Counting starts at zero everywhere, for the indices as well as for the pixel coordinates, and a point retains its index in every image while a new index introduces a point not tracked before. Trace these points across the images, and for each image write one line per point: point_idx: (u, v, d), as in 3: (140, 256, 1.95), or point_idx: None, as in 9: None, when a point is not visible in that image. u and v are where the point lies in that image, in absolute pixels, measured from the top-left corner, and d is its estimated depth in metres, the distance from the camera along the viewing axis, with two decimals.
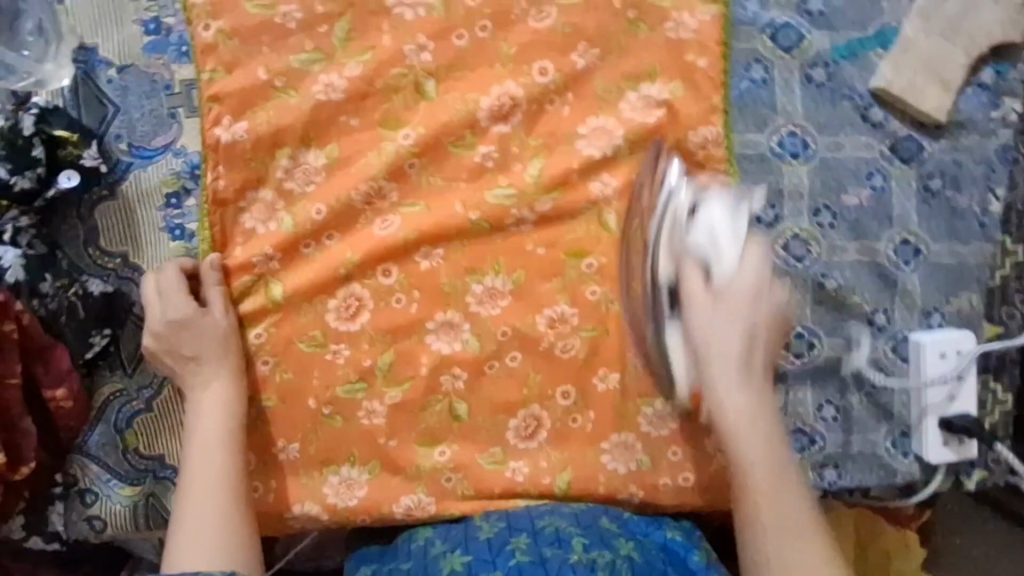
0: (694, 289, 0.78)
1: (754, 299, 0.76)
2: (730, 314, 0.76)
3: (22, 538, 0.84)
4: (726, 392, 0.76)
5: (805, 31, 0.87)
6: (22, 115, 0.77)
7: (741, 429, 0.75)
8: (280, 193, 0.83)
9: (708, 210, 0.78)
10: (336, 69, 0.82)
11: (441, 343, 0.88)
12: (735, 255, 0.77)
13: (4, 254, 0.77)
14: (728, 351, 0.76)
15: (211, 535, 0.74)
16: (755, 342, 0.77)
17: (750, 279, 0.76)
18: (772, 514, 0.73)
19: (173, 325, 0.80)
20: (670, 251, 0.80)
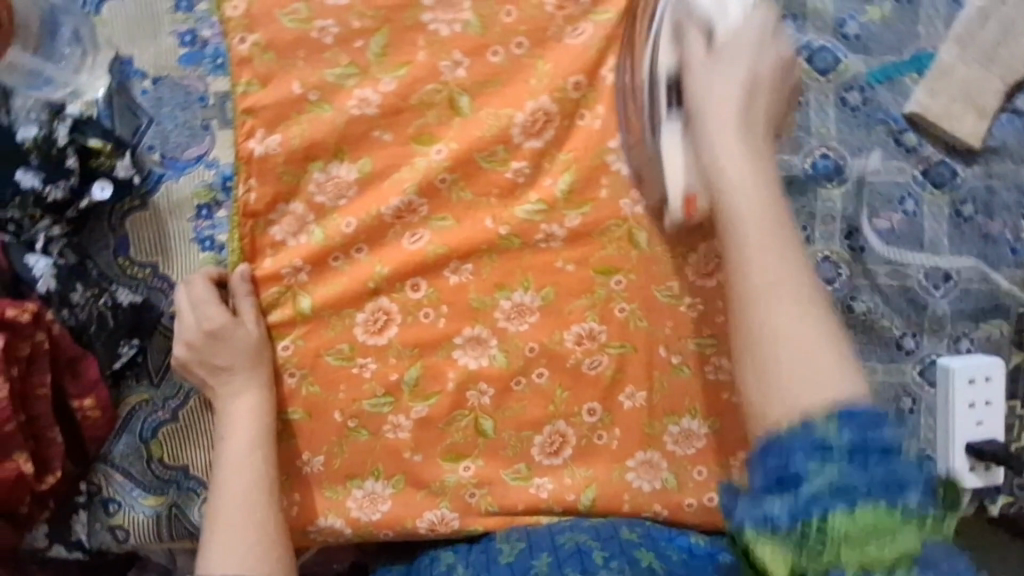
0: (694, 50, 0.74)
1: (757, 50, 0.71)
2: (730, 46, 0.72)
3: (45, 547, 0.83)
4: (724, 141, 0.68)
5: (842, 54, 0.86)
6: (56, 125, 0.76)
7: (739, 160, 0.67)
8: (311, 206, 0.83)
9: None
10: (370, 84, 0.81)
11: (468, 358, 0.88)
12: (738, 15, 0.73)
13: (36, 264, 0.76)
14: (727, 98, 0.70)
15: (246, 542, 0.75)
16: (756, 99, 0.71)
17: (754, 29, 0.72)
18: (769, 280, 0.63)
19: (206, 336, 0.80)
20: (671, 40, 0.77)
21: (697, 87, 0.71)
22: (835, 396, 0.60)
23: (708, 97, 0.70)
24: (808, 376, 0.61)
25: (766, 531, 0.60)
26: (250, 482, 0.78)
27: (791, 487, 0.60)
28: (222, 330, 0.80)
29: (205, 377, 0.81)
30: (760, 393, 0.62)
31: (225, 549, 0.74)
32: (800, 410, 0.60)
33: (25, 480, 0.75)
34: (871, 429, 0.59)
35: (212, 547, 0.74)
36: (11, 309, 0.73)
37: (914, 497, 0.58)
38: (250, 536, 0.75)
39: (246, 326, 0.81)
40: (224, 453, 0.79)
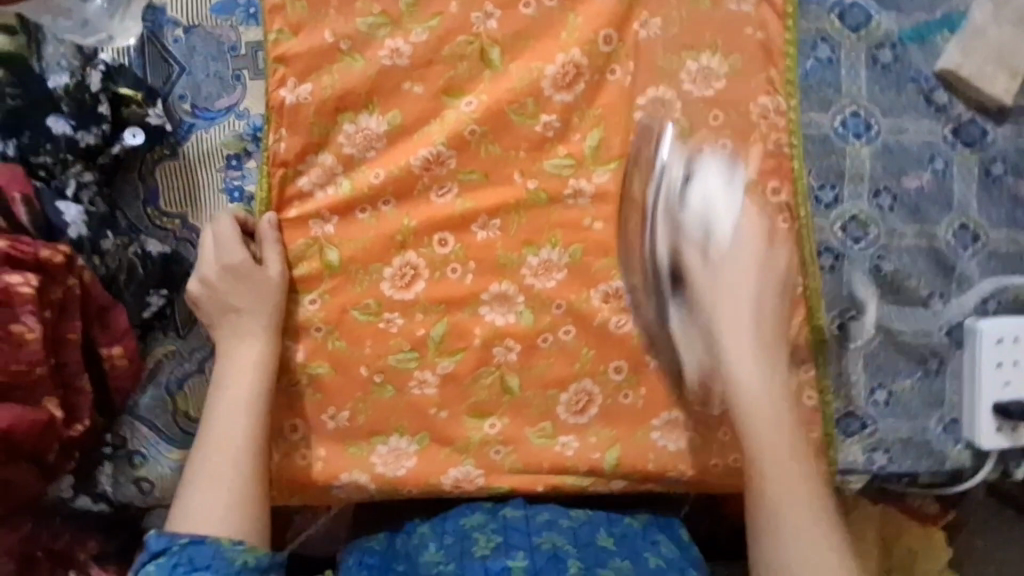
0: (693, 258, 0.73)
1: (761, 265, 0.72)
2: (731, 273, 0.71)
3: (70, 497, 0.82)
4: (751, 373, 0.70)
5: (874, 11, 0.86)
6: (89, 71, 0.77)
7: (750, 348, 0.70)
8: (340, 158, 0.83)
9: (704, 180, 0.74)
10: (402, 35, 0.81)
11: (495, 315, 0.88)
12: (731, 230, 0.73)
13: (67, 211, 0.75)
14: (739, 330, 0.71)
15: (222, 487, 0.74)
16: (767, 330, 0.71)
17: (754, 251, 0.72)
18: (794, 513, 0.69)
19: (224, 272, 0.80)
20: (666, 229, 0.75)
21: (707, 302, 0.72)
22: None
23: (722, 288, 0.71)
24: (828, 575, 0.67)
25: None
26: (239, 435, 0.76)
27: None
28: (243, 269, 0.79)
29: (215, 314, 0.80)
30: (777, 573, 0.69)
31: (202, 498, 0.73)
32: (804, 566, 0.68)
33: (55, 426, 0.74)
34: None
35: (190, 496, 0.74)
36: (45, 251, 0.72)
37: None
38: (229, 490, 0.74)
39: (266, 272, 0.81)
40: (219, 399, 0.78)
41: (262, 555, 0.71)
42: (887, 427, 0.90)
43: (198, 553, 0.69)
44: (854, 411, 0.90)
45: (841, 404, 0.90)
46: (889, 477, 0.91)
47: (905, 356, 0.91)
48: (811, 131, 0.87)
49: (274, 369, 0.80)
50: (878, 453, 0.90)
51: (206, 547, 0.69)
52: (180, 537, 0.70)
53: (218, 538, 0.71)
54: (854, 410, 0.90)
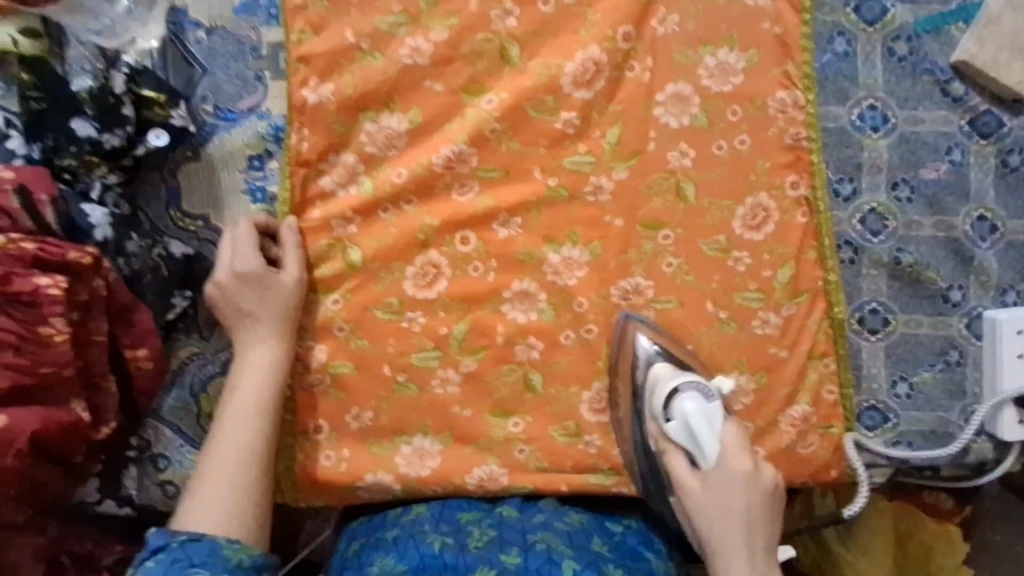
0: (683, 469, 0.79)
1: (749, 483, 0.76)
2: (723, 500, 0.76)
3: (96, 501, 0.82)
4: (733, 567, 0.74)
5: (889, 4, 0.87)
6: (112, 73, 0.77)
7: (740, 563, 0.74)
8: (361, 157, 0.83)
9: (683, 401, 0.80)
10: (421, 32, 0.82)
11: (517, 313, 0.88)
12: (717, 445, 0.78)
13: (92, 212, 0.75)
14: (735, 541, 0.75)
15: (226, 492, 0.73)
16: (755, 524, 0.76)
17: (736, 480, 0.76)
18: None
19: (237, 277, 0.79)
20: (658, 438, 0.83)
21: (704, 531, 0.76)
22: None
23: (710, 514, 0.76)
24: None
25: None
26: (248, 437, 0.76)
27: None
28: (253, 275, 0.79)
29: (227, 316, 0.80)
30: None
31: (205, 497, 0.73)
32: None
33: (82, 429, 0.73)
34: None
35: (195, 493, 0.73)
36: (72, 252, 0.71)
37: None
38: (232, 491, 0.74)
39: (281, 276, 0.81)
40: (230, 401, 0.78)
41: (256, 555, 0.70)
42: (909, 418, 0.91)
43: (194, 550, 0.68)
44: (875, 403, 0.91)
45: (862, 397, 0.91)
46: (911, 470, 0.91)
47: (926, 347, 0.91)
48: (828, 124, 0.87)
49: (285, 373, 0.80)
50: (900, 445, 0.90)
51: (203, 545, 0.69)
52: (178, 535, 0.69)
53: (215, 538, 0.70)
54: (876, 403, 0.91)
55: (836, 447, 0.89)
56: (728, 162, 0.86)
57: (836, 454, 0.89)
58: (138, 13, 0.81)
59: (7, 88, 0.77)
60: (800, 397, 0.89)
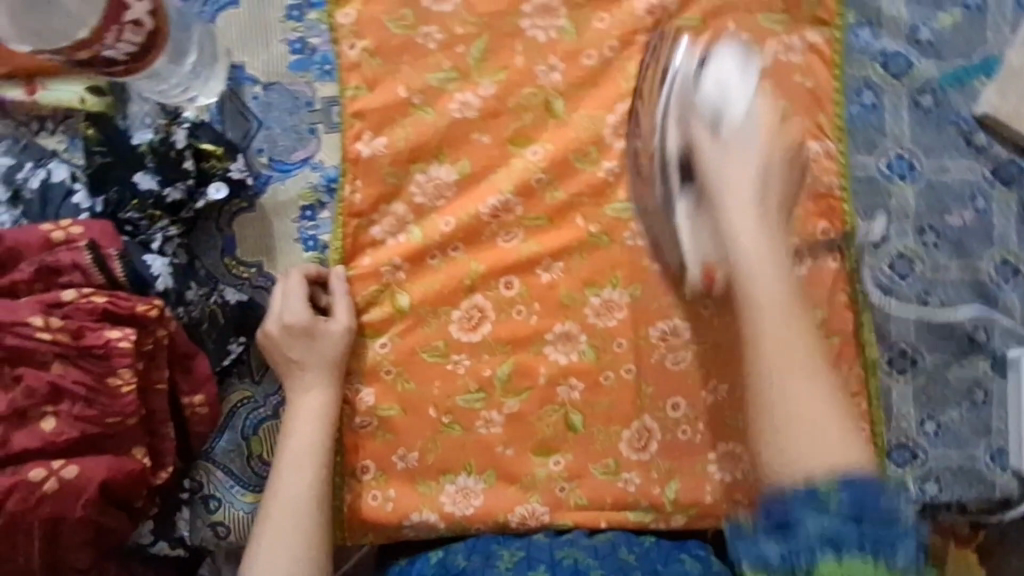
0: (703, 136, 0.74)
1: (770, 134, 0.73)
2: (743, 142, 0.73)
3: (149, 543, 0.83)
4: (741, 197, 0.71)
5: (915, 58, 0.91)
6: (174, 129, 0.80)
7: (748, 208, 0.70)
8: (411, 207, 0.86)
9: (716, 66, 0.77)
10: (470, 88, 0.86)
11: (559, 354, 0.89)
12: (743, 101, 0.74)
13: (153, 263, 0.78)
14: (745, 164, 0.72)
15: (287, 543, 0.75)
16: (769, 193, 0.72)
17: (761, 126, 0.74)
18: (778, 325, 0.66)
19: (286, 328, 0.81)
20: (678, 122, 0.77)
21: (713, 160, 0.73)
22: (840, 464, 0.61)
23: (729, 161, 0.72)
24: (810, 422, 0.63)
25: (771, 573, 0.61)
26: (304, 486, 0.78)
27: (786, 535, 0.61)
28: (301, 325, 0.81)
29: (277, 367, 0.82)
30: (779, 467, 0.63)
31: (270, 549, 0.75)
32: (807, 472, 0.61)
33: (146, 476, 0.75)
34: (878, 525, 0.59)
35: (259, 547, 0.75)
36: (140, 305, 0.74)
37: (904, 556, 0.59)
38: (294, 539, 0.76)
39: (331, 324, 0.83)
40: (284, 450, 0.80)
41: None
42: (938, 456, 0.92)
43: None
44: (905, 442, 0.92)
45: (893, 435, 0.92)
46: (939, 506, 0.93)
47: (953, 387, 0.93)
48: (858, 172, 0.91)
49: (336, 419, 0.81)
50: (930, 482, 0.92)
51: None
52: None
53: None
54: (906, 441, 0.92)
55: None
56: None
57: None
58: (199, 72, 0.83)
59: (73, 143, 0.81)
60: None
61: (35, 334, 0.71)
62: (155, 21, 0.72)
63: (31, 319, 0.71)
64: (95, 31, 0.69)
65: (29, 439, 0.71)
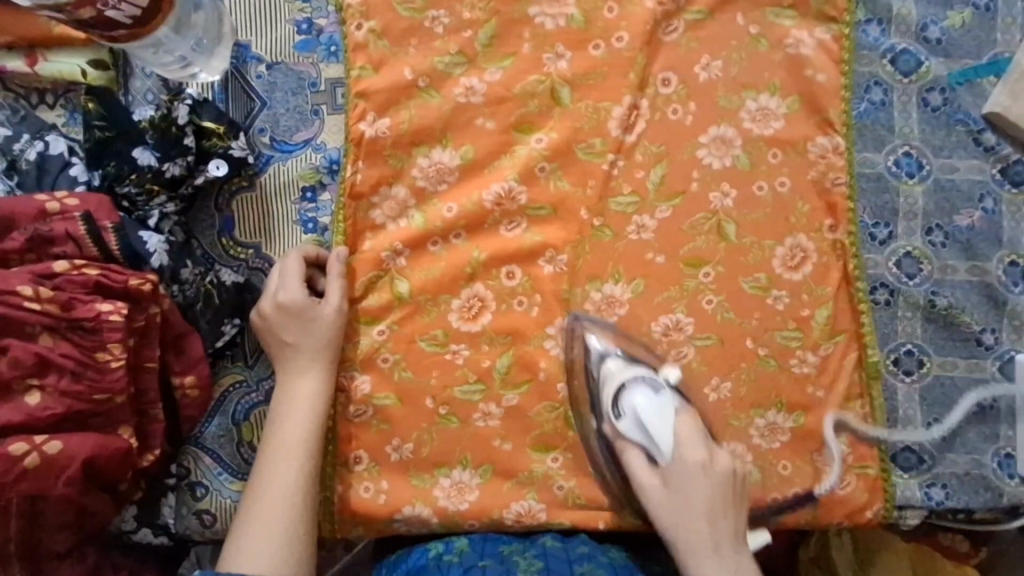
0: (643, 468, 0.81)
1: (705, 471, 0.79)
2: (684, 497, 0.78)
3: (131, 530, 0.81)
4: (703, 559, 0.76)
5: (924, 56, 0.90)
6: (176, 105, 0.79)
7: (704, 551, 0.76)
8: (413, 191, 0.85)
9: (631, 395, 0.82)
10: (476, 73, 0.85)
11: (560, 348, 0.87)
12: (670, 436, 0.80)
13: (149, 239, 0.76)
14: (696, 536, 0.77)
15: (272, 530, 0.73)
16: (719, 521, 0.77)
17: (693, 475, 0.79)
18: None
19: (281, 308, 0.79)
20: (618, 448, 0.84)
21: (667, 533, 0.79)
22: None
23: (676, 512, 0.78)
24: None
25: None
26: (291, 472, 0.75)
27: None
28: (296, 306, 0.79)
29: (270, 348, 0.80)
30: None
31: (252, 535, 0.72)
32: None
33: (131, 456, 0.73)
34: None
35: (241, 533, 0.73)
36: (134, 279, 0.72)
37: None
38: (277, 528, 0.73)
39: (325, 307, 0.81)
40: (274, 433, 0.77)
41: None
42: (944, 461, 0.90)
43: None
44: (910, 445, 0.90)
45: (898, 438, 0.90)
46: (945, 513, 0.90)
47: (960, 391, 0.91)
48: (865, 169, 0.89)
49: (328, 402, 0.79)
50: (935, 488, 0.89)
51: None
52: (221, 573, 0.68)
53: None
54: (911, 445, 0.90)
55: (871, 487, 0.89)
56: (769, 203, 0.88)
57: (873, 495, 0.89)
58: (204, 47, 0.82)
59: (73, 118, 0.80)
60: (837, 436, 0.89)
61: (24, 304, 0.69)
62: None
63: (21, 288, 0.69)
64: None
65: (13, 412, 0.68)
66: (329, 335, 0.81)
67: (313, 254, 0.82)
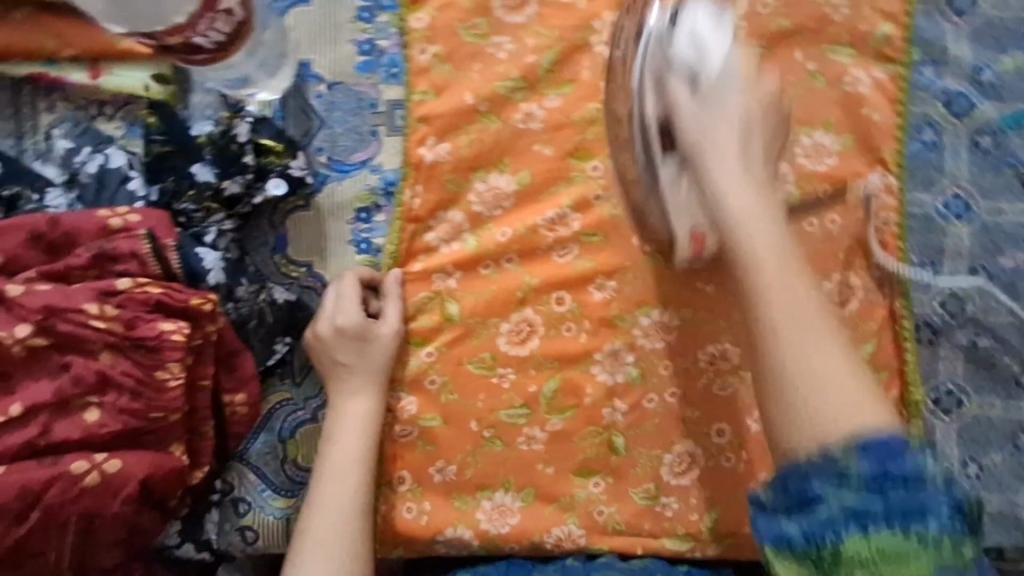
0: (682, 96, 0.72)
1: (745, 89, 0.70)
2: (724, 96, 0.70)
3: (175, 545, 0.79)
4: (725, 165, 0.68)
5: (977, 99, 0.90)
6: (237, 122, 0.79)
7: (728, 152, 0.69)
8: (469, 215, 0.85)
9: (692, 19, 0.74)
10: (536, 100, 0.86)
11: (606, 374, 0.87)
12: (722, 54, 0.71)
13: (205, 257, 0.76)
14: (727, 127, 0.69)
15: (331, 554, 0.74)
16: (752, 133, 0.70)
17: (736, 91, 0.70)
18: (770, 251, 0.65)
19: (337, 330, 0.79)
20: (656, 89, 0.75)
21: (693, 127, 0.70)
22: (862, 425, 0.58)
23: (710, 118, 0.70)
24: (811, 343, 0.61)
25: (785, 551, 0.58)
26: (349, 496, 0.76)
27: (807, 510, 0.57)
28: (353, 328, 0.79)
29: (322, 368, 0.80)
30: (789, 423, 0.60)
31: (308, 558, 0.73)
32: (823, 442, 0.58)
33: (185, 475, 0.73)
34: (892, 474, 0.56)
35: (297, 556, 0.74)
36: (194, 298, 0.71)
37: (936, 525, 0.54)
38: (338, 551, 0.74)
39: (380, 328, 0.81)
40: (328, 457, 0.78)
41: None
42: (979, 499, 0.91)
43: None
44: None
45: None
46: None
47: (998, 431, 0.91)
48: (915, 209, 0.91)
49: (382, 424, 0.80)
50: None
51: None
52: None
53: None
54: None
55: None
56: (820, 238, 0.88)
57: None
58: (268, 66, 0.84)
59: (131, 131, 0.80)
60: None
61: (89, 321, 0.69)
62: (244, 12, 0.75)
63: (86, 305, 0.69)
64: (191, 16, 0.73)
65: (73, 428, 0.69)
66: (384, 354, 0.81)
67: (366, 275, 0.83)
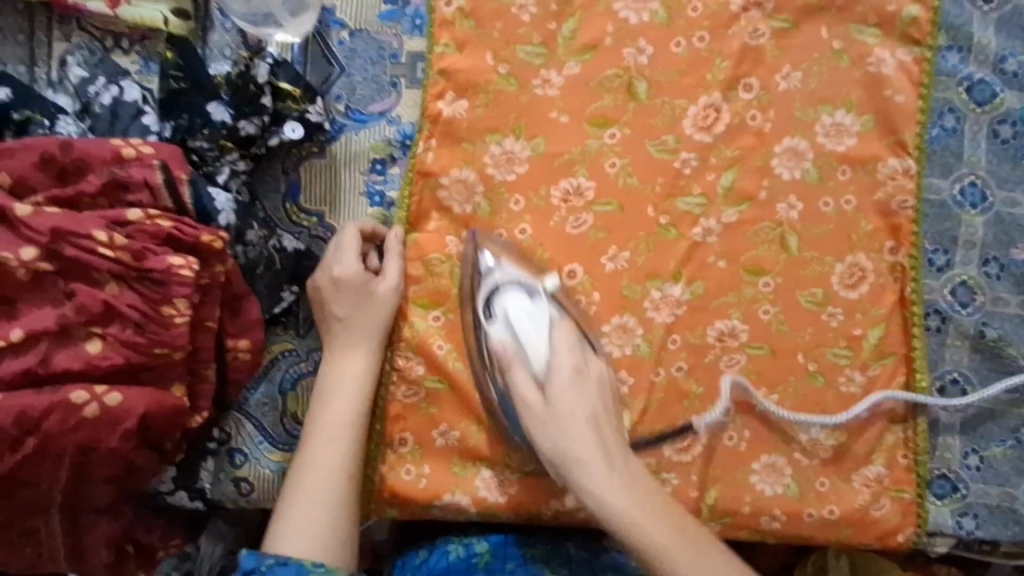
0: (523, 381, 0.75)
1: (576, 376, 0.74)
2: (560, 401, 0.72)
3: (167, 492, 0.77)
4: (583, 451, 0.71)
5: (999, 88, 0.90)
6: (256, 62, 0.78)
7: (589, 453, 0.71)
8: (482, 176, 0.84)
9: (504, 299, 0.79)
10: (556, 66, 0.85)
11: (613, 347, 0.85)
12: (543, 340, 0.76)
13: (217, 197, 0.74)
14: (577, 423, 0.72)
15: (316, 512, 0.72)
16: (601, 423, 0.73)
17: (567, 377, 0.74)
18: (637, 504, 0.70)
19: (335, 281, 0.79)
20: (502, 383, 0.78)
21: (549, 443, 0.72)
22: None
23: (556, 415, 0.72)
24: (685, 551, 0.69)
25: None
26: (337, 451, 0.75)
27: None
28: (352, 281, 0.79)
29: (320, 323, 0.80)
30: None
31: (290, 518, 0.71)
32: None
33: (185, 415, 0.71)
34: None
35: (281, 516, 0.72)
36: (205, 235, 0.70)
37: None
38: (320, 508, 0.72)
39: (379, 285, 0.80)
40: (321, 411, 0.76)
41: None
42: (977, 492, 0.89)
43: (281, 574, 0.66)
44: (946, 473, 0.89)
45: (935, 465, 0.89)
46: (972, 542, 0.90)
47: (1000, 423, 0.90)
48: (931, 196, 0.90)
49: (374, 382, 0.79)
50: (967, 517, 0.89)
51: (288, 569, 0.66)
52: (267, 557, 0.67)
53: (301, 561, 0.68)
54: (946, 472, 0.89)
55: (905, 511, 0.88)
56: (834, 219, 0.88)
57: (905, 519, 0.88)
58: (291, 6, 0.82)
59: (147, 66, 0.80)
60: (876, 457, 0.88)
61: (97, 249, 0.67)
62: None
63: (96, 232, 0.67)
64: None
65: (73, 359, 0.67)
66: (381, 313, 0.80)
67: (365, 228, 0.81)
